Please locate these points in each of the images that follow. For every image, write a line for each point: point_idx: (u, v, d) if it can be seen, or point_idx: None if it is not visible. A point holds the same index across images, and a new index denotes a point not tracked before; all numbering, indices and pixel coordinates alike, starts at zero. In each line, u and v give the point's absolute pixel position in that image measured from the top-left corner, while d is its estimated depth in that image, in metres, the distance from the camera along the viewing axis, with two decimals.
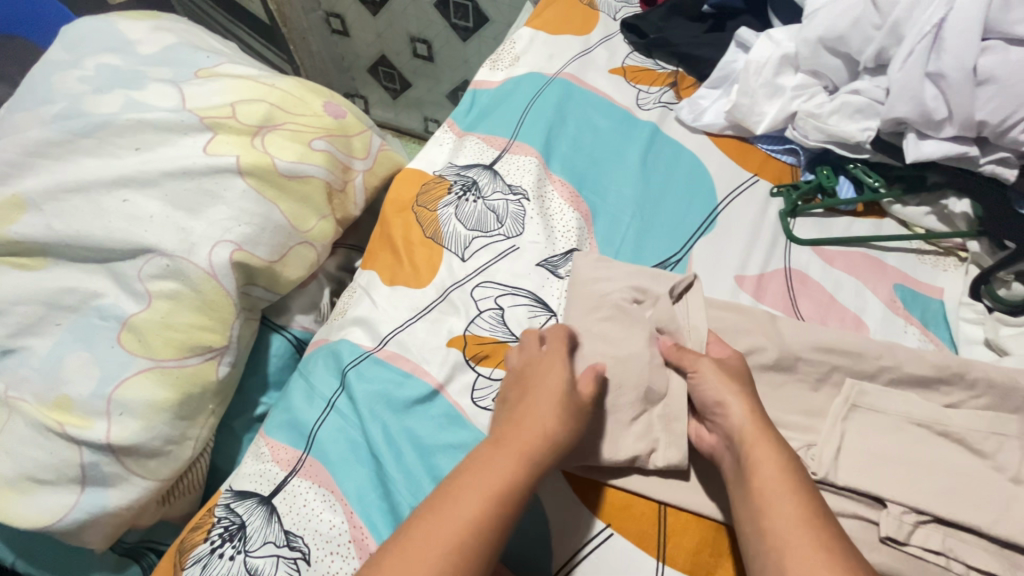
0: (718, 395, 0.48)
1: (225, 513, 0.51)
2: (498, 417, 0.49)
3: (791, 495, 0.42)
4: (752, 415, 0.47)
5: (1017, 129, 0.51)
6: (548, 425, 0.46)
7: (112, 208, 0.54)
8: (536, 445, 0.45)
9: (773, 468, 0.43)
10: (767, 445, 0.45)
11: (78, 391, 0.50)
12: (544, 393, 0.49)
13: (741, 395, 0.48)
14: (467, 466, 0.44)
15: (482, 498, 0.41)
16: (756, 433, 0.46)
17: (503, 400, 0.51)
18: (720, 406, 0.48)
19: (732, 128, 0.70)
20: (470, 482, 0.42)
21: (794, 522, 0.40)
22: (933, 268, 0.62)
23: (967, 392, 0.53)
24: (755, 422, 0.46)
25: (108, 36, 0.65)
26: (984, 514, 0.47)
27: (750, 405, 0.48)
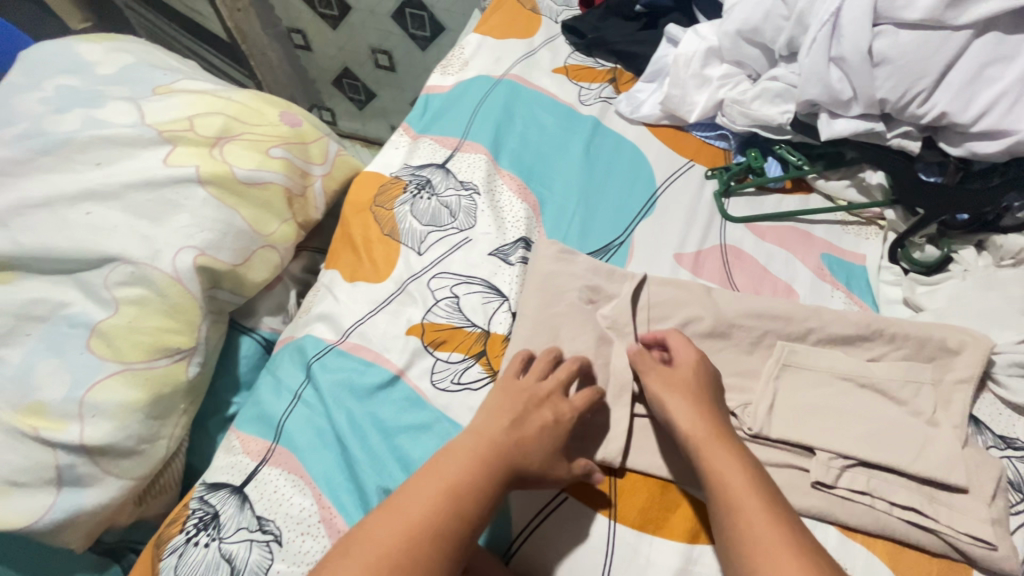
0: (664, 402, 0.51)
1: (199, 505, 0.53)
2: (492, 411, 0.51)
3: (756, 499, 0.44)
4: (700, 420, 0.49)
5: (914, 104, 0.57)
6: (528, 435, 0.49)
7: (76, 220, 0.56)
8: (511, 449, 0.48)
9: (737, 479, 0.45)
10: (727, 455, 0.47)
11: (51, 395, 0.52)
12: (535, 408, 0.51)
13: (687, 399, 0.51)
14: (465, 469, 0.46)
15: (450, 497, 0.44)
16: (709, 446, 0.48)
17: (506, 396, 0.52)
18: (667, 414, 0.51)
19: (668, 118, 0.75)
20: (469, 493, 0.45)
21: (764, 525, 0.42)
22: (857, 237, 0.67)
23: (887, 345, 0.57)
24: (701, 426, 0.49)
25: (66, 59, 0.68)
26: (901, 455, 0.51)
27: (695, 405, 0.50)
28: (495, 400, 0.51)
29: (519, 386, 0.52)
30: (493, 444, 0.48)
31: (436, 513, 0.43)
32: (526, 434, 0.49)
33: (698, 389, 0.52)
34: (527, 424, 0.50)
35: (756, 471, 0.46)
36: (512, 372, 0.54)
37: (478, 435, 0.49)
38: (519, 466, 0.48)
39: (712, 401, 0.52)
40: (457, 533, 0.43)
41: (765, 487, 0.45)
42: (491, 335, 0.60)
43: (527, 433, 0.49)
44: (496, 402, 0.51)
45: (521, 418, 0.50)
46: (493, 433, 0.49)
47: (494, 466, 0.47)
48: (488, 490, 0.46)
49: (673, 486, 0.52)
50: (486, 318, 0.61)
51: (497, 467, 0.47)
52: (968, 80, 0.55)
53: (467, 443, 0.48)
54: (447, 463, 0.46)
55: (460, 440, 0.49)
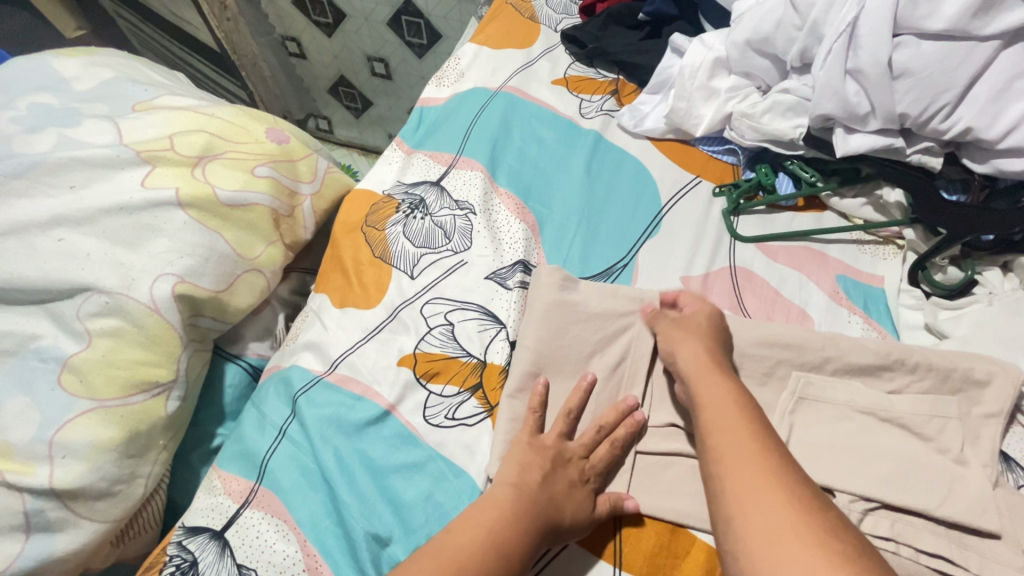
0: (672, 339, 0.53)
1: (177, 551, 0.50)
2: (522, 463, 0.49)
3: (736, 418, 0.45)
4: (701, 357, 0.50)
5: (936, 119, 0.53)
6: (560, 491, 0.47)
7: (46, 247, 0.53)
8: (544, 505, 0.46)
9: (721, 404, 0.46)
10: (715, 383, 0.48)
11: (16, 435, 0.49)
12: (567, 465, 0.50)
13: (696, 333, 0.53)
14: (501, 516, 0.45)
15: (489, 546, 0.43)
16: (702, 376, 0.49)
17: (531, 453, 0.50)
18: (674, 349, 0.53)
19: (673, 132, 0.72)
20: (506, 548, 0.43)
21: (741, 438, 0.43)
22: (874, 257, 0.63)
23: (909, 376, 0.54)
24: (704, 357, 0.50)
25: (42, 75, 0.64)
26: (929, 498, 0.48)
27: (704, 344, 0.52)
28: (521, 457, 0.50)
29: (542, 443, 0.51)
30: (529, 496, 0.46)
31: (481, 561, 0.42)
32: (558, 491, 0.48)
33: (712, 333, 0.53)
34: (556, 482, 0.48)
35: (745, 399, 0.47)
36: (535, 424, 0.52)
37: (514, 486, 0.47)
38: (555, 521, 0.46)
39: (721, 343, 0.53)
40: None
41: (752, 411, 0.45)
42: (488, 365, 0.57)
43: (559, 489, 0.48)
44: (524, 454, 0.50)
45: (551, 476, 0.48)
46: (527, 486, 0.47)
47: (533, 519, 0.45)
48: (523, 546, 0.44)
49: (684, 531, 0.48)
50: (482, 347, 0.58)
51: (535, 519, 0.45)
52: (996, 94, 0.51)
53: (501, 493, 0.47)
54: (483, 513, 0.45)
55: (493, 491, 0.47)
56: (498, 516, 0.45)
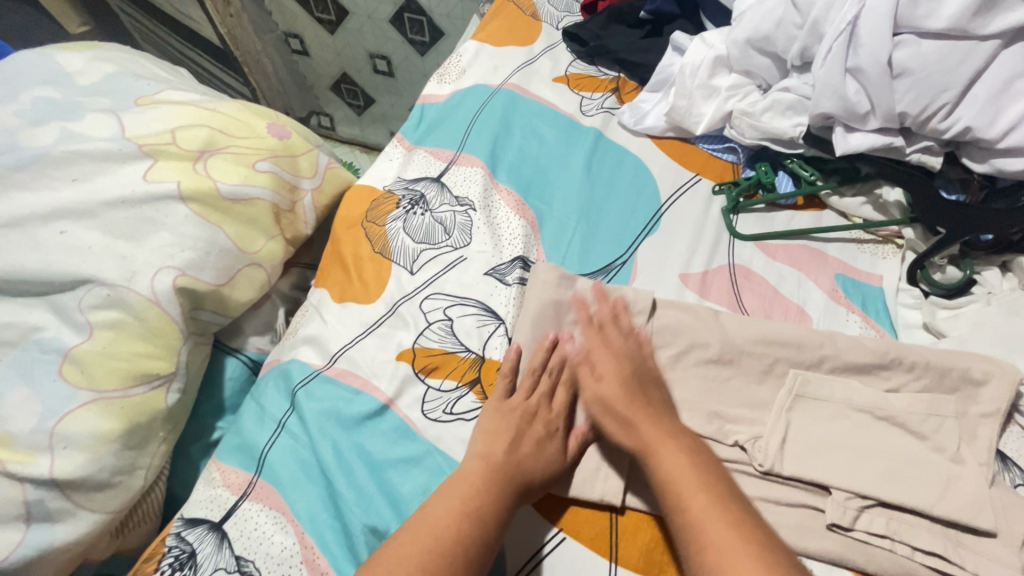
0: (601, 398, 0.51)
1: (175, 543, 0.50)
2: (489, 434, 0.51)
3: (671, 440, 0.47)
4: (628, 385, 0.51)
5: (936, 119, 0.53)
6: (527, 454, 0.49)
7: (49, 240, 0.53)
8: (513, 471, 0.48)
9: (662, 440, 0.47)
10: (678, 455, 0.46)
11: (17, 425, 0.49)
12: (533, 426, 0.51)
13: (616, 391, 0.51)
14: (474, 488, 0.46)
15: (461, 514, 0.44)
16: (659, 446, 0.47)
17: (500, 418, 0.52)
18: (606, 407, 0.51)
19: (673, 130, 0.72)
20: (479, 512, 0.45)
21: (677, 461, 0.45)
22: (873, 257, 0.63)
23: (907, 375, 0.54)
24: (639, 421, 0.49)
25: (46, 69, 0.65)
26: (925, 496, 0.48)
27: (626, 395, 0.50)
28: (490, 423, 0.51)
29: (510, 404, 0.52)
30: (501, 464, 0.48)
31: (457, 526, 0.43)
32: (530, 450, 0.50)
33: (633, 378, 0.52)
34: (523, 445, 0.50)
35: (680, 433, 0.48)
36: (501, 389, 0.54)
37: (484, 458, 0.49)
38: (527, 483, 0.48)
39: (645, 388, 0.51)
40: (471, 550, 0.43)
41: (718, 484, 0.44)
42: (486, 360, 0.57)
43: (527, 450, 0.49)
44: (491, 423, 0.51)
45: (522, 435, 0.50)
46: (496, 454, 0.49)
47: (507, 486, 0.47)
48: (495, 507, 0.46)
49: None
50: (481, 342, 0.58)
51: (507, 485, 0.47)
52: (995, 94, 0.51)
53: (473, 466, 0.48)
54: (456, 485, 0.47)
55: (466, 465, 0.48)
56: (467, 485, 0.46)
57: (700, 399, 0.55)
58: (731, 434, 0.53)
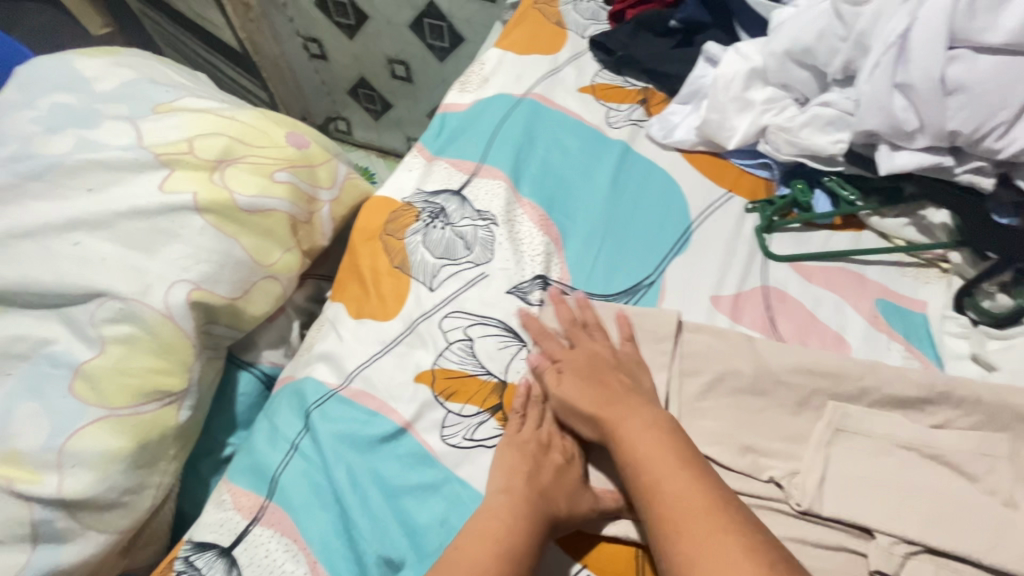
0: (563, 393, 0.52)
1: (184, 567, 0.49)
2: (507, 469, 0.48)
3: (632, 410, 0.48)
4: (589, 375, 0.52)
5: (989, 138, 0.50)
6: (552, 485, 0.47)
7: (63, 251, 0.52)
8: (542, 506, 0.46)
9: (623, 412, 0.48)
10: (639, 427, 0.47)
11: (28, 442, 0.48)
12: (552, 457, 0.50)
13: (578, 387, 0.51)
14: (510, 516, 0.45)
15: (494, 557, 0.42)
16: (620, 419, 0.48)
17: (516, 452, 0.49)
18: (571, 401, 0.51)
19: (704, 144, 0.69)
20: (514, 552, 0.43)
21: (639, 429, 0.46)
22: (915, 281, 0.60)
23: (956, 411, 0.51)
24: (600, 409, 0.49)
25: (64, 75, 0.64)
26: (978, 543, 0.44)
27: (587, 390, 0.51)
28: (506, 458, 0.49)
29: (523, 437, 0.51)
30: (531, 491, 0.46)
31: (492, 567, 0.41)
32: (552, 481, 0.48)
33: (591, 369, 0.52)
34: (545, 475, 0.48)
35: (644, 406, 0.49)
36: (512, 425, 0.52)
37: (509, 493, 0.47)
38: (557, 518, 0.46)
39: (605, 379, 0.51)
40: None
41: (682, 450, 0.45)
42: (508, 385, 0.55)
43: (550, 482, 0.48)
44: (507, 458, 0.49)
45: (542, 465, 0.49)
46: (520, 488, 0.47)
47: (537, 519, 0.45)
48: (528, 545, 0.43)
49: None
50: (503, 366, 0.56)
51: (538, 521, 0.45)
52: None
53: (500, 502, 0.46)
54: (484, 520, 0.45)
55: (490, 501, 0.46)
56: (496, 523, 0.44)
57: (734, 431, 0.52)
58: (766, 469, 0.50)
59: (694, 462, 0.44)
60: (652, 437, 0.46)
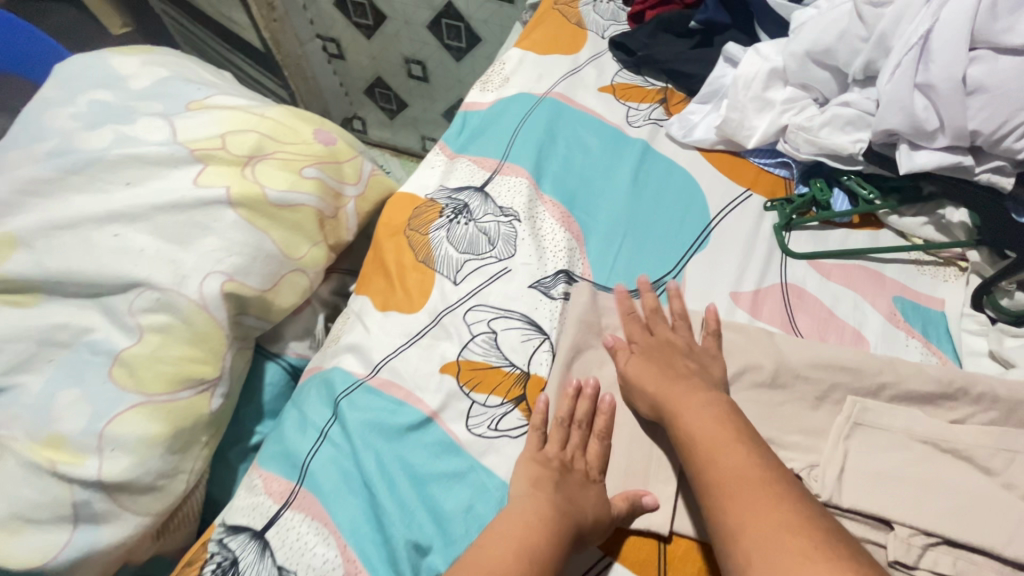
0: (628, 371, 0.54)
1: (218, 548, 0.51)
2: (529, 480, 0.49)
3: (692, 391, 0.50)
4: (656, 360, 0.54)
5: (1010, 138, 0.51)
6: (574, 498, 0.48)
7: (103, 243, 0.54)
8: (563, 514, 0.46)
9: (681, 394, 0.50)
10: (698, 408, 0.49)
11: (69, 427, 0.50)
12: (573, 477, 0.50)
13: (647, 370, 0.53)
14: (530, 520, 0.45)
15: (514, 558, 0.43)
16: (681, 399, 0.50)
17: (536, 468, 0.50)
18: (635, 379, 0.53)
19: (723, 143, 0.70)
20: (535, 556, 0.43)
21: (698, 408, 0.48)
22: (934, 279, 0.61)
23: (973, 406, 0.51)
24: (665, 391, 0.51)
25: (101, 72, 0.66)
26: (996, 536, 0.45)
27: (655, 372, 0.53)
28: (524, 475, 0.49)
29: (545, 455, 0.51)
30: (555, 502, 0.46)
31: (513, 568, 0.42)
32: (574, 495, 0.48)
33: (663, 356, 0.54)
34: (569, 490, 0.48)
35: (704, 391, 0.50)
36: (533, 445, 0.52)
37: (530, 499, 0.47)
38: (578, 532, 0.46)
39: (674, 363, 0.53)
40: None
41: (739, 430, 0.47)
42: (532, 377, 0.56)
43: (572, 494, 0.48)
44: (527, 472, 0.50)
45: (565, 480, 0.49)
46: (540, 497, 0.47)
47: (559, 526, 0.45)
48: (548, 548, 0.44)
49: None
50: (526, 358, 0.57)
51: (560, 528, 0.45)
52: None
53: (522, 507, 0.47)
54: (507, 523, 0.46)
55: (513, 506, 0.47)
56: (517, 527, 0.45)
57: (755, 425, 0.53)
58: (785, 461, 0.51)
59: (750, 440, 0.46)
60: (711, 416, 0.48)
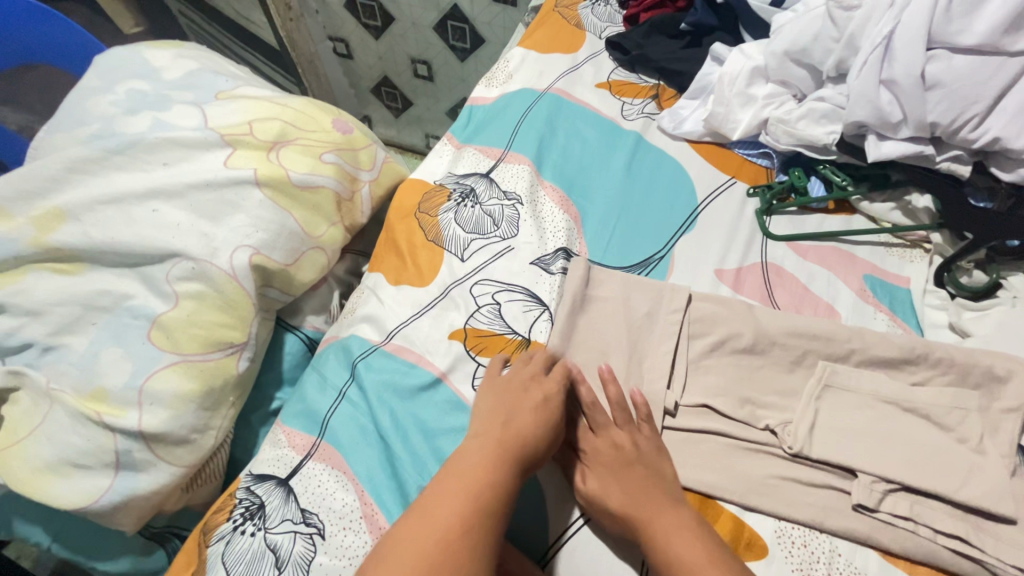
0: (590, 490, 0.52)
1: (246, 495, 0.55)
2: (488, 411, 0.52)
3: (662, 505, 0.48)
4: (614, 479, 0.51)
5: (966, 129, 0.57)
6: (529, 426, 0.51)
7: (143, 217, 0.59)
8: (520, 443, 0.49)
9: (649, 510, 0.48)
10: (672, 526, 0.47)
11: (111, 382, 0.55)
12: (537, 394, 0.53)
13: (606, 486, 0.51)
14: (483, 458, 0.48)
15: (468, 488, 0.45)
16: (652, 517, 0.48)
17: (496, 393, 0.54)
18: (600, 498, 0.51)
19: (710, 135, 0.76)
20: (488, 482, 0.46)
21: (673, 526, 0.47)
22: (901, 260, 0.66)
23: (933, 370, 0.56)
24: (632, 508, 0.49)
25: (137, 64, 0.71)
26: (948, 481, 0.50)
27: (617, 488, 0.50)
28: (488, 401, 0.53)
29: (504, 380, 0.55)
30: (517, 435, 0.49)
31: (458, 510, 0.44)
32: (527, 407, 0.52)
33: (617, 462, 0.52)
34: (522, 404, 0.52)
35: (674, 506, 0.49)
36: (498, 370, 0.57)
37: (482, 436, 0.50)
38: (530, 453, 0.50)
39: (629, 472, 0.51)
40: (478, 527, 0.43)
41: (711, 541, 0.46)
42: (532, 342, 0.61)
43: (523, 408, 0.52)
44: (491, 396, 0.54)
45: (519, 389, 0.53)
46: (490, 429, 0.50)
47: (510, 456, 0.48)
48: (501, 475, 0.47)
49: (711, 501, 0.53)
50: (527, 326, 0.62)
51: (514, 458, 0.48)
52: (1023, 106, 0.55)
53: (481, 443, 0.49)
54: (463, 460, 0.48)
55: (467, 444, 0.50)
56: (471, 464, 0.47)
57: (735, 386, 0.58)
58: (762, 419, 0.56)
59: (717, 544, 0.46)
60: (681, 526, 0.47)
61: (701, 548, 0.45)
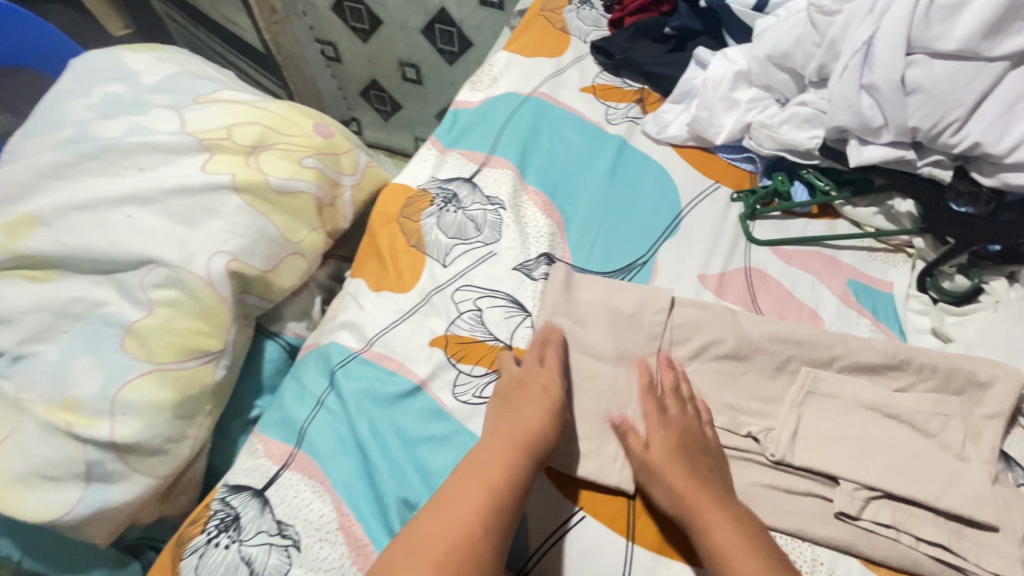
0: (655, 458, 0.52)
1: (221, 506, 0.53)
2: (494, 416, 0.54)
3: (721, 497, 0.49)
4: (680, 457, 0.51)
5: (946, 133, 0.57)
6: (536, 422, 0.52)
7: (117, 222, 0.58)
8: (530, 440, 0.51)
9: (707, 496, 0.49)
10: (727, 518, 0.47)
11: (83, 391, 0.53)
12: (541, 395, 0.54)
13: (671, 458, 0.51)
14: (497, 459, 0.49)
15: (481, 489, 0.47)
16: (708, 504, 0.48)
17: (506, 394, 0.55)
18: (661, 474, 0.51)
19: (694, 139, 0.76)
20: (501, 483, 0.48)
21: (725, 517, 0.47)
22: (884, 264, 0.66)
23: (916, 376, 0.56)
24: (692, 488, 0.49)
25: (114, 67, 0.70)
26: (929, 488, 0.50)
27: (682, 463, 0.51)
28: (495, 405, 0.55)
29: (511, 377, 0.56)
30: (523, 436, 0.51)
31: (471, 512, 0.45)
32: (530, 407, 0.53)
33: (689, 444, 0.53)
34: (527, 406, 0.53)
35: (731, 500, 0.49)
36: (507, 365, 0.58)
37: (496, 436, 0.52)
38: (543, 451, 0.51)
39: (697, 454, 0.52)
40: (490, 527, 0.45)
41: (751, 529, 0.47)
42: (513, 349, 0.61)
43: (528, 408, 0.53)
44: (500, 398, 0.55)
45: (527, 388, 0.55)
46: (505, 428, 0.52)
47: (521, 457, 0.50)
48: (516, 472, 0.49)
49: None
50: (509, 333, 0.62)
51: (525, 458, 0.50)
52: (1003, 111, 0.55)
53: (492, 444, 0.51)
54: (480, 461, 0.49)
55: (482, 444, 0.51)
56: (482, 465, 0.49)
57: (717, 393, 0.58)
58: (744, 425, 0.56)
59: (758, 534, 0.47)
60: (730, 517, 0.47)
61: (748, 540, 0.46)
